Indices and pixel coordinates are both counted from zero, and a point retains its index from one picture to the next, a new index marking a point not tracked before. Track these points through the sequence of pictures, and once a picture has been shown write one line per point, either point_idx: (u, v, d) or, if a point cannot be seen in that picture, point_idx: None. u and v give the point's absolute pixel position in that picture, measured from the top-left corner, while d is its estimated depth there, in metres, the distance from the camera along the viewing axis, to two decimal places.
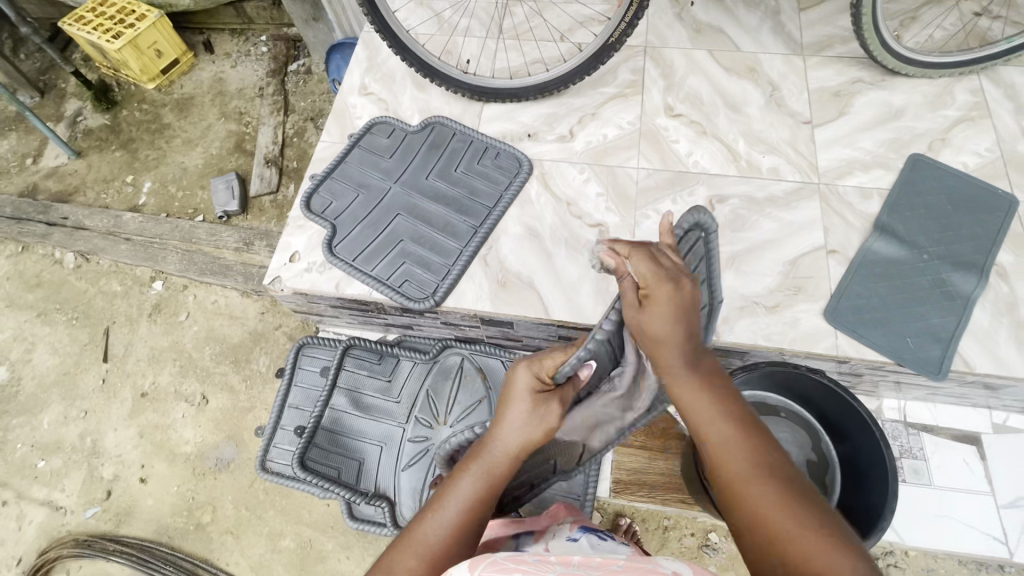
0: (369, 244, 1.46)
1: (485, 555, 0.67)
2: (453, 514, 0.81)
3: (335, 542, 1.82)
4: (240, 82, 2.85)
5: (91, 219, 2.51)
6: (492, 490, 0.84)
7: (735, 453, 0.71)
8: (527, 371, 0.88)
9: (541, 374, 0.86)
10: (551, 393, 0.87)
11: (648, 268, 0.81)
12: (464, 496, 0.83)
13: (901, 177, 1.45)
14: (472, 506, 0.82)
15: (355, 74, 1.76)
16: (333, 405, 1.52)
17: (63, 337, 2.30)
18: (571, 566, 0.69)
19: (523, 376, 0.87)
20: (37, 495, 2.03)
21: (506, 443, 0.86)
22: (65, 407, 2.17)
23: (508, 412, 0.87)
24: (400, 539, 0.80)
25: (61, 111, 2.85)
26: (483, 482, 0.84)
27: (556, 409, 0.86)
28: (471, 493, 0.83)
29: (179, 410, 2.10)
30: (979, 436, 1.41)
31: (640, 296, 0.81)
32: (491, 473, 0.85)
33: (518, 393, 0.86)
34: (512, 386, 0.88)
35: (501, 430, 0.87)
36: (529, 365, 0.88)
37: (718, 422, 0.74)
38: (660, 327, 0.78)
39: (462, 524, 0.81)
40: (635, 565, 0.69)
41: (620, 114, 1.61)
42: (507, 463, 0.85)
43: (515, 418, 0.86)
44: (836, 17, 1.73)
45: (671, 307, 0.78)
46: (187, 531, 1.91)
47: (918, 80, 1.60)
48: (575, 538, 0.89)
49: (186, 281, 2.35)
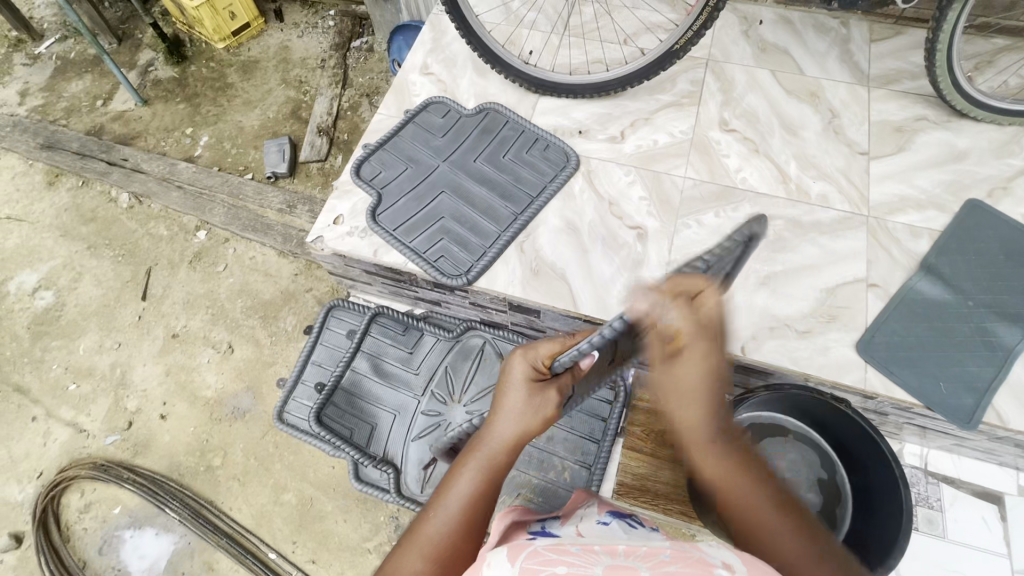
0: (411, 216, 1.49)
1: (527, 546, 0.65)
2: (456, 507, 0.81)
3: (335, 503, 1.87)
4: (304, 52, 2.94)
5: (148, 164, 2.64)
6: (493, 482, 0.84)
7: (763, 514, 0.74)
8: (523, 362, 0.90)
9: (537, 363, 0.89)
10: (549, 383, 0.88)
11: (694, 318, 0.77)
12: (464, 491, 0.83)
13: (955, 220, 1.42)
14: (473, 501, 0.82)
15: (418, 53, 1.80)
16: (354, 367, 1.56)
17: (108, 271, 2.42)
18: (618, 558, 0.63)
19: (519, 366, 0.90)
20: (64, 415, 2.13)
21: (502, 433, 0.86)
22: (101, 337, 2.28)
23: (504, 401, 0.89)
24: (407, 537, 0.82)
25: (135, 60, 3.00)
26: (484, 476, 0.83)
27: (552, 400, 0.86)
28: (469, 487, 0.83)
29: (206, 355, 2.19)
30: (1002, 496, 1.36)
31: (674, 348, 0.78)
32: (491, 463, 0.84)
33: (513, 383, 0.89)
34: (507, 377, 0.90)
35: (495, 421, 0.88)
36: (525, 355, 0.91)
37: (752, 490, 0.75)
38: (694, 386, 0.77)
39: (466, 519, 0.81)
40: (686, 558, 0.62)
41: (673, 122, 1.61)
42: (506, 451, 0.85)
43: (510, 410, 0.87)
44: (907, 52, 1.69)
45: (711, 362, 0.77)
46: (198, 471, 1.99)
47: (986, 125, 1.56)
48: (607, 522, 0.89)
49: (228, 234, 2.44)
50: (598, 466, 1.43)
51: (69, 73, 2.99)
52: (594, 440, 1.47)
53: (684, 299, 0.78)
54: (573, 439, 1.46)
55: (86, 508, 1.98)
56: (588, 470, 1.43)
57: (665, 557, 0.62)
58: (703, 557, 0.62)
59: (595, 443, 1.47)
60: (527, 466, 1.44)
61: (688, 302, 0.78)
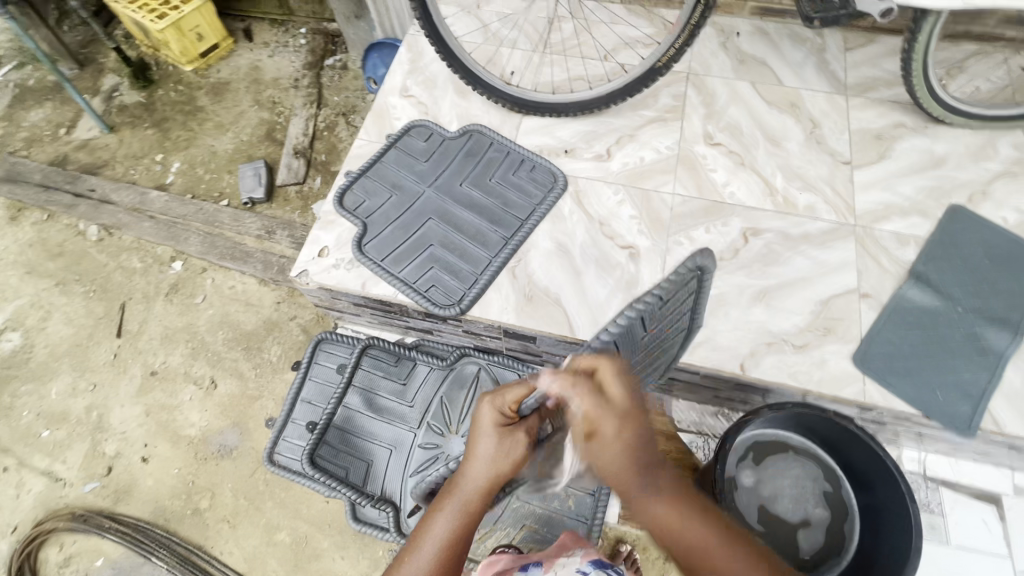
0: (399, 246, 1.45)
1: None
2: (431, 551, 0.87)
3: (331, 541, 1.81)
4: (276, 72, 2.88)
5: (118, 194, 2.54)
6: (468, 522, 0.88)
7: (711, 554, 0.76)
8: (490, 406, 0.87)
9: (504, 408, 0.85)
10: (516, 428, 0.85)
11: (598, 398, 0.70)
12: (440, 534, 0.88)
13: (939, 226, 1.44)
14: (448, 544, 0.87)
15: (397, 75, 1.77)
16: (346, 403, 1.51)
17: (79, 308, 2.31)
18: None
19: (488, 412, 0.87)
20: (38, 464, 2.03)
21: (475, 478, 0.87)
22: (74, 378, 2.17)
23: (476, 446, 0.87)
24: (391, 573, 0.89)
25: (99, 85, 2.89)
26: (459, 519, 0.88)
27: (520, 446, 0.85)
28: (445, 531, 0.87)
29: (188, 392, 2.10)
30: (999, 497, 1.38)
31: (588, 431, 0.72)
32: (466, 506, 0.88)
33: (482, 430, 0.86)
34: (478, 421, 0.88)
35: (468, 465, 0.88)
36: (493, 400, 0.87)
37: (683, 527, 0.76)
38: (616, 459, 0.72)
39: (442, 560, 0.87)
40: None
41: (658, 138, 1.61)
42: (480, 494, 0.88)
43: (479, 458, 0.86)
44: (881, 60, 1.72)
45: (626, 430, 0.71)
46: (184, 515, 1.90)
47: (961, 130, 1.59)
48: None
49: (205, 264, 2.36)
50: (603, 491, 1.39)
51: (28, 101, 2.87)
52: None
53: (590, 379, 0.70)
54: None
55: (66, 562, 1.88)
56: (593, 495, 1.40)
57: None
58: None
59: None
60: (530, 495, 1.41)
61: (586, 386, 0.70)
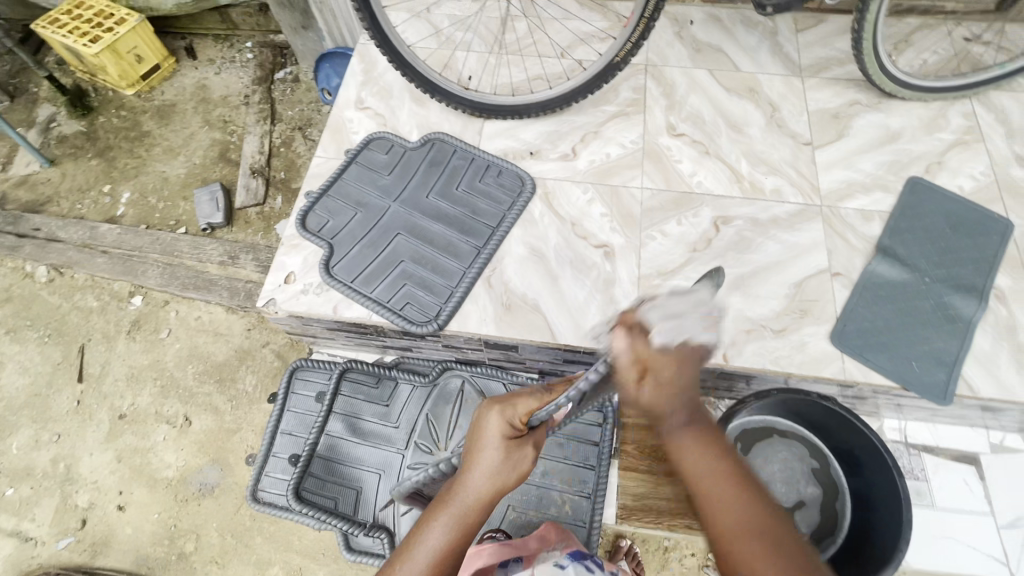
0: (368, 265, 1.41)
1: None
2: (423, 564, 0.81)
3: (326, 570, 1.76)
4: (225, 90, 2.77)
5: (65, 231, 2.40)
6: (464, 535, 0.83)
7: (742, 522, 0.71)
8: (500, 416, 0.85)
9: (514, 420, 0.84)
10: (522, 439, 0.84)
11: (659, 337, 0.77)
12: (435, 545, 0.82)
13: (900, 199, 1.47)
14: (443, 557, 0.82)
15: (350, 87, 1.71)
16: (328, 431, 1.46)
17: (34, 355, 2.19)
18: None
19: (495, 422, 0.85)
20: (5, 525, 1.91)
21: (476, 488, 0.83)
22: (36, 431, 2.05)
23: (478, 455, 0.85)
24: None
25: (33, 116, 2.73)
26: (456, 530, 0.82)
27: (521, 460, 0.83)
28: (442, 542, 0.82)
29: (161, 432, 2.01)
30: (978, 456, 1.42)
31: (644, 372, 0.75)
32: (464, 517, 0.83)
33: (488, 440, 0.84)
34: (483, 430, 0.86)
35: (468, 474, 0.85)
36: (502, 409, 0.86)
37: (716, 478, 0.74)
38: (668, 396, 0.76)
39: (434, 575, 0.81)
40: None
41: (622, 132, 1.60)
42: (480, 507, 0.83)
43: (480, 467, 0.83)
44: (832, 39, 1.74)
45: (678, 374, 0.76)
46: (169, 561, 1.82)
47: (913, 103, 1.63)
48: (564, 566, 0.99)
49: (167, 296, 2.26)
50: (599, 493, 1.38)
51: None
52: (589, 466, 1.42)
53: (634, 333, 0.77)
54: (569, 470, 1.41)
55: None
56: (589, 499, 1.39)
57: None
58: None
59: (591, 469, 1.42)
60: (525, 505, 1.39)
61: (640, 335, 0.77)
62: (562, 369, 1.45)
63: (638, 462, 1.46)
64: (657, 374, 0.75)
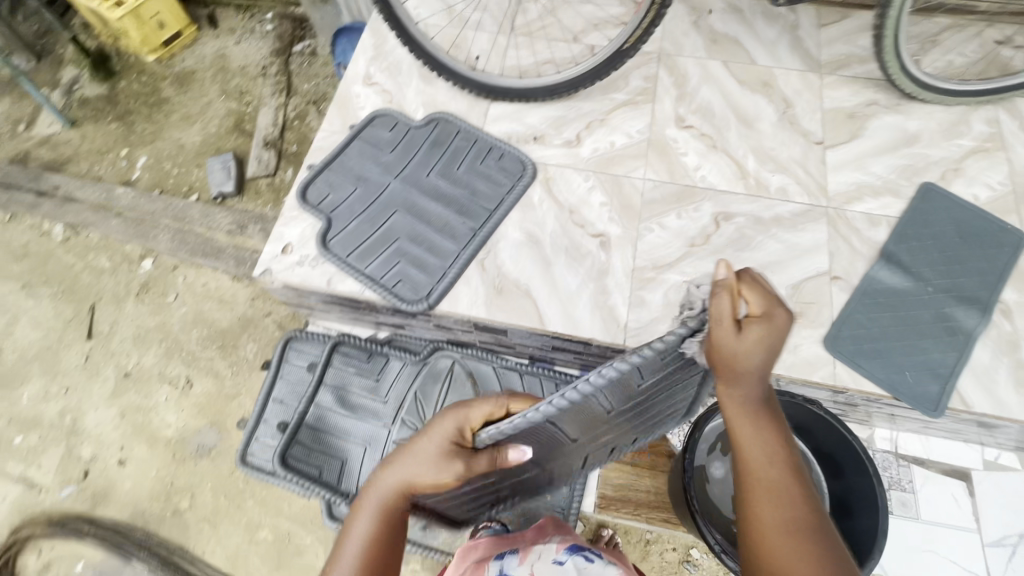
0: (364, 240, 1.42)
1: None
2: (353, 552, 0.83)
3: (313, 536, 1.81)
4: (243, 60, 2.78)
5: (83, 192, 2.46)
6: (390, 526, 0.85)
7: (784, 495, 0.73)
8: (451, 420, 0.82)
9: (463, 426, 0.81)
10: (464, 455, 0.79)
11: (768, 299, 0.76)
12: (363, 531, 0.84)
13: (910, 205, 1.43)
14: (369, 546, 0.84)
15: (360, 62, 1.71)
16: (317, 401, 1.48)
17: (47, 310, 2.26)
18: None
19: (444, 423, 0.83)
20: (13, 471, 1.99)
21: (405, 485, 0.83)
22: (46, 383, 2.13)
23: (416, 450, 0.84)
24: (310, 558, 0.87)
25: (57, 78, 2.79)
26: (382, 520, 0.84)
27: (453, 474, 0.78)
28: (367, 529, 0.84)
29: (163, 392, 2.07)
30: (969, 472, 1.40)
31: (746, 318, 0.74)
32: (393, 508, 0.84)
33: (431, 438, 0.82)
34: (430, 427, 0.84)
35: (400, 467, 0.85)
36: (455, 412, 0.83)
37: (772, 455, 0.76)
38: (758, 351, 0.73)
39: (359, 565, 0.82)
40: None
41: (629, 122, 1.57)
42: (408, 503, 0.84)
43: (416, 466, 0.82)
44: (855, 36, 1.68)
45: (776, 337, 0.74)
46: (164, 517, 1.88)
47: (934, 106, 1.57)
48: (562, 560, 0.93)
49: (176, 262, 2.30)
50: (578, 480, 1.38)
51: None
52: None
53: (750, 284, 0.76)
54: None
55: (45, 568, 1.87)
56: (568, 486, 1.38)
57: None
58: None
59: None
60: None
61: (750, 283, 0.76)
62: (551, 356, 1.45)
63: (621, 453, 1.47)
64: (760, 323, 0.73)
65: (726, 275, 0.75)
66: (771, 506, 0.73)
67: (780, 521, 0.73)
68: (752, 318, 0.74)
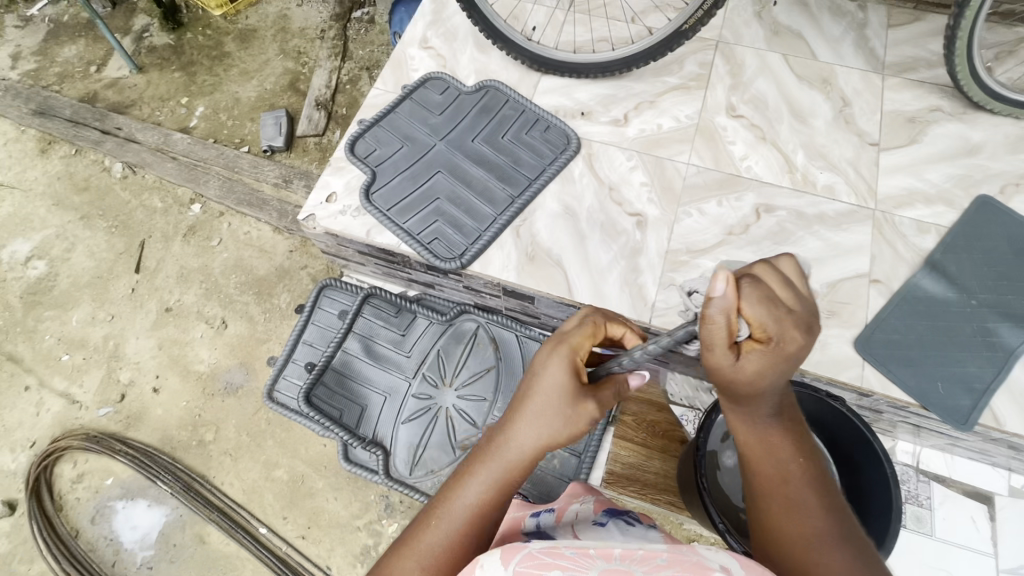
0: (406, 196, 1.45)
1: (520, 548, 0.67)
2: (465, 514, 0.79)
3: (326, 481, 1.88)
4: (304, 22, 2.86)
5: (143, 134, 2.58)
6: (506, 487, 0.81)
7: (798, 508, 0.77)
8: (558, 366, 0.83)
9: (573, 365, 0.84)
10: (586, 394, 0.83)
11: (773, 318, 0.70)
12: (475, 495, 0.80)
13: (963, 216, 1.38)
14: (483, 508, 0.80)
15: (418, 25, 1.74)
16: (345, 348, 1.54)
17: (101, 242, 2.39)
18: (612, 560, 0.65)
19: (553, 373, 0.83)
20: (58, 386, 2.13)
21: (524, 440, 0.81)
22: (94, 308, 2.26)
23: (532, 402, 0.82)
24: (407, 539, 0.81)
25: (130, 25, 2.92)
26: (499, 482, 0.80)
27: (589, 416, 0.82)
28: (482, 493, 0.80)
29: (199, 330, 2.17)
30: (992, 496, 1.35)
31: (751, 344, 0.72)
32: (509, 470, 0.81)
33: (546, 386, 0.82)
34: (539, 379, 0.83)
35: (515, 428, 0.82)
36: (558, 356, 0.85)
37: (783, 459, 0.80)
38: (761, 376, 0.73)
39: (474, 525, 0.79)
40: (682, 560, 0.64)
41: (679, 106, 1.56)
42: (527, 462, 0.81)
43: (541, 420, 0.81)
44: (925, 39, 1.62)
45: (784, 358, 0.73)
46: (190, 445, 1.99)
47: (1003, 118, 1.50)
48: (604, 522, 0.98)
49: (223, 209, 2.40)
50: (588, 452, 1.42)
51: (62, 37, 2.91)
52: None
53: (759, 303, 0.70)
54: None
55: (78, 479, 1.99)
56: (578, 457, 1.43)
57: (660, 560, 0.64)
58: (701, 561, 0.64)
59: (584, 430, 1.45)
60: None
61: (760, 304, 0.70)
62: None
63: (633, 433, 1.47)
64: (763, 349, 0.72)
65: (726, 298, 0.68)
66: (784, 507, 0.77)
67: (794, 521, 0.76)
68: (756, 342, 0.72)
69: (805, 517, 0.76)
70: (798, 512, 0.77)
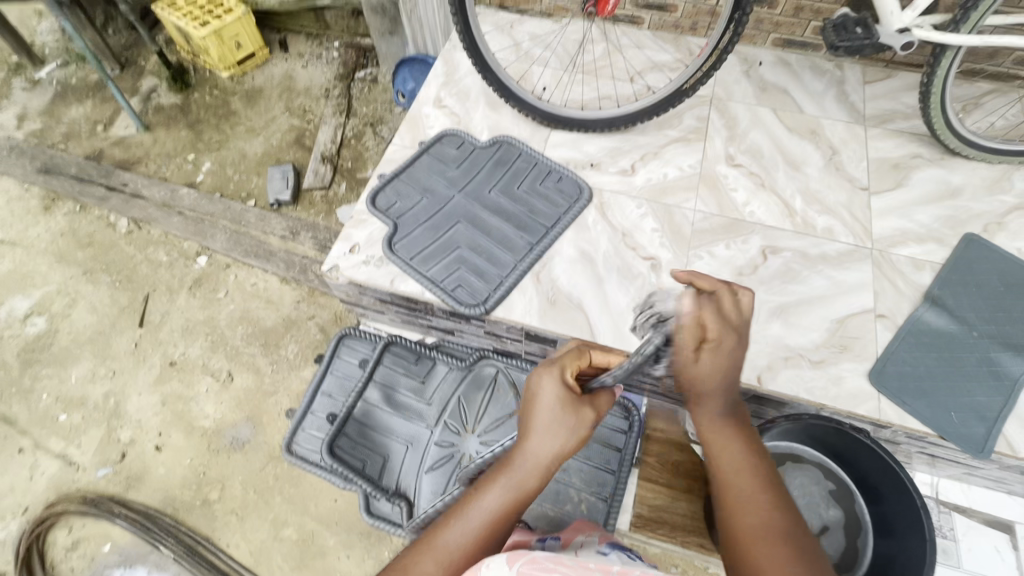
0: (427, 246, 1.50)
1: (524, 553, 0.72)
2: (477, 524, 0.83)
3: (337, 538, 1.82)
4: (309, 82, 2.99)
5: (149, 189, 2.61)
6: (519, 504, 0.85)
7: (753, 505, 0.80)
8: (554, 382, 0.92)
9: (566, 382, 0.92)
10: (583, 403, 0.90)
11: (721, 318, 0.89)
12: (491, 506, 0.84)
13: (954, 254, 1.47)
14: (495, 518, 0.83)
15: (432, 86, 1.85)
16: (365, 397, 1.54)
17: (104, 297, 2.37)
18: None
19: (550, 389, 0.91)
20: (54, 447, 2.05)
21: (535, 456, 0.86)
22: (95, 365, 2.21)
23: (537, 416, 0.89)
24: (420, 542, 0.83)
25: (138, 86, 3.01)
26: (513, 496, 0.84)
27: (588, 419, 0.88)
28: (497, 503, 0.84)
29: (204, 383, 2.13)
30: (1012, 525, 1.38)
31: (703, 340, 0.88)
32: (520, 486, 0.85)
33: (545, 400, 0.89)
34: (540, 395, 0.91)
35: (527, 443, 0.87)
36: (554, 374, 0.93)
37: (743, 464, 0.85)
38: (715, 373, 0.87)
39: (485, 534, 0.82)
40: None
41: (681, 156, 1.67)
42: (537, 477, 0.86)
43: (548, 429, 0.87)
44: (898, 94, 1.78)
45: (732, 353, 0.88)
46: (193, 505, 1.91)
47: (977, 163, 1.63)
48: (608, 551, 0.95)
49: (229, 260, 2.42)
50: (616, 498, 1.41)
51: (70, 98, 2.99)
52: (610, 470, 1.45)
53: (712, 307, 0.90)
54: (589, 472, 1.44)
55: (73, 546, 1.89)
56: (605, 502, 1.41)
57: None
58: None
59: (612, 474, 1.44)
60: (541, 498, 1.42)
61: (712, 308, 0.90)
62: None
63: (656, 473, 1.48)
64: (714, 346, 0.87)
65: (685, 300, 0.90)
66: (748, 510, 0.80)
67: (753, 523, 0.78)
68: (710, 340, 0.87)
69: (758, 514, 0.79)
70: (754, 509, 0.80)
